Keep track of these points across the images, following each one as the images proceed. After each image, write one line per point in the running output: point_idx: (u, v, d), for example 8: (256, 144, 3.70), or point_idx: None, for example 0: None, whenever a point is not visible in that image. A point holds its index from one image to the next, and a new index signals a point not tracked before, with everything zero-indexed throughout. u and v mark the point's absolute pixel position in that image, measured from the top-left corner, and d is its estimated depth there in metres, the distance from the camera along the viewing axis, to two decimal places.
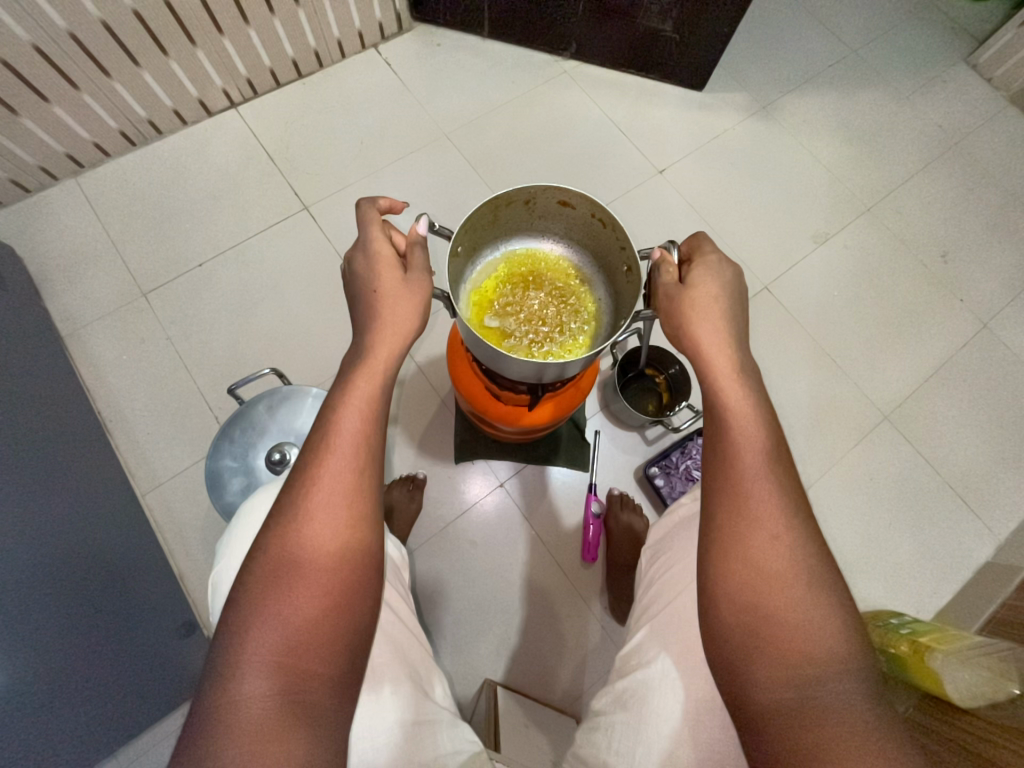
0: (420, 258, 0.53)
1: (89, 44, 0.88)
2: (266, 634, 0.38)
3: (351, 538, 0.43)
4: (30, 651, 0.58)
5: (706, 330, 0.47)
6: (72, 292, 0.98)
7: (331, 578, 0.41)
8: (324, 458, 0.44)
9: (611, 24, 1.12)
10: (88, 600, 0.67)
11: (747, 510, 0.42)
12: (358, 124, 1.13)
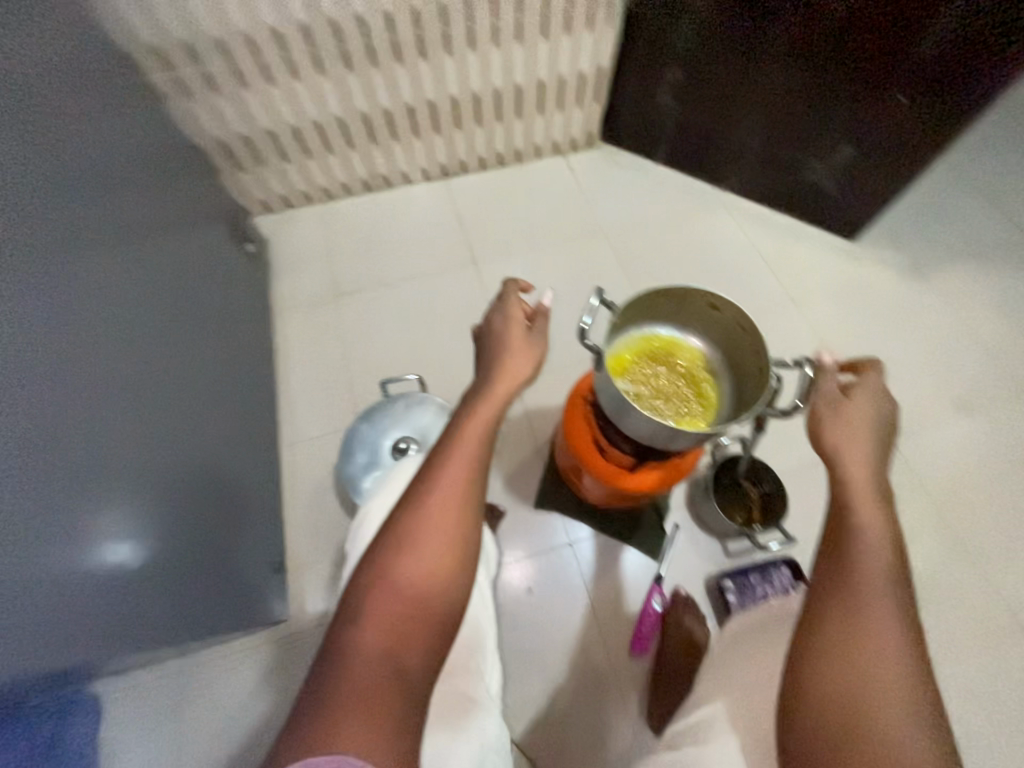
0: (540, 326, 0.66)
1: (372, 122, 1.20)
2: (383, 600, 0.47)
3: (458, 540, 0.51)
4: (175, 546, 0.72)
5: (848, 444, 0.51)
6: (289, 284, 1.27)
7: (436, 570, 0.49)
8: (449, 468, 0.53)
9: (776, 171, 1.26)
10: (213, 513, 0.81)
11: (862, 632, 0.42)
12: (535, 209, 1.37)
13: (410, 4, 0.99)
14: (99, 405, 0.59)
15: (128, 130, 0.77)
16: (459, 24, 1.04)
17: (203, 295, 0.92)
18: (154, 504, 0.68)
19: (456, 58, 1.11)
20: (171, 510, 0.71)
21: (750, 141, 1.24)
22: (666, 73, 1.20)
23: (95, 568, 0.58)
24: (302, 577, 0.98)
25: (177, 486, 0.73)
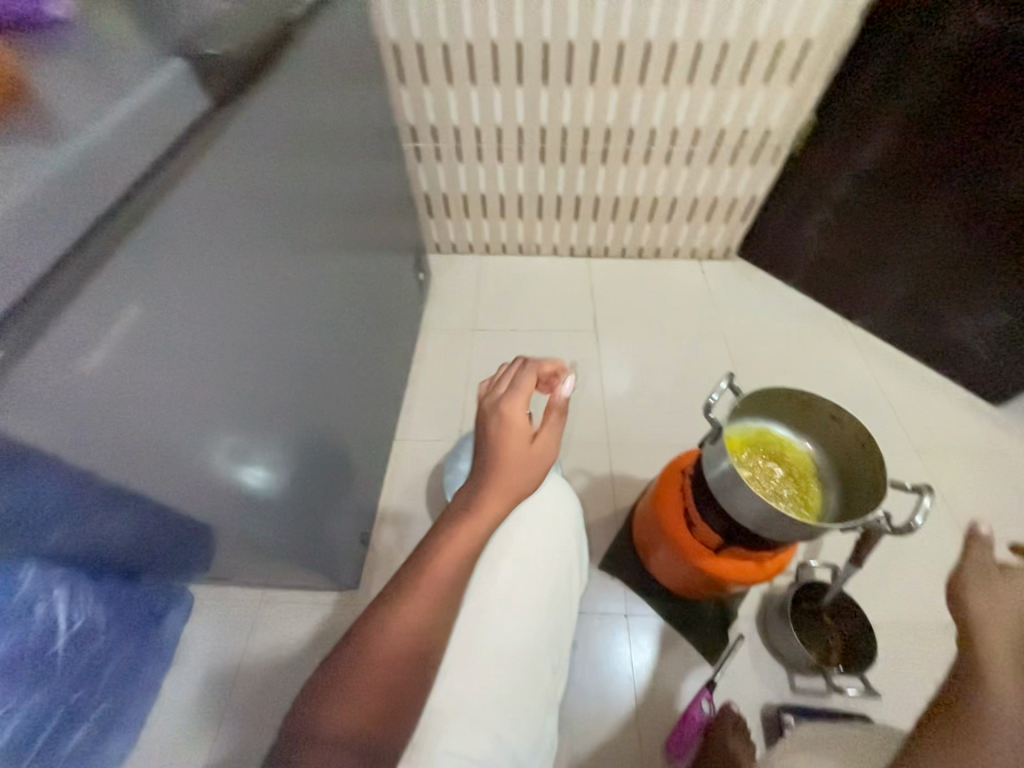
0: (544, 428, 0.56)
1: (545, 204, 1.44)
2: (355, 685, 0.40)
3: (445, 627, 0.43)
4: (314, 486, 0.86)
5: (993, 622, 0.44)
6: (438, 312, 1.50)
7: (416, 651, 0.42)
8: (449, 550, 0.45)
9: (914, 320, 1.28)
10: (334, 476, 0.95)
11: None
12: (663, 301, 1.50)
13: (607, 126, 1.22)
14: (314, 359, 0.78)
15: (376, 182, 1.05)
16: (641, 145, 1.26)
17: (384, 304, 1.15)
18: (303, 452, 0.81)
19: (630, 168, 1.32)
20: (321, 457, 0.88)
21: (893, 285, 1.27)
22: (817, 212, 1.31)
23: (251, 486, 0.70)
24: (378, 559, 1.08)
25: (329, 442, 0.90)
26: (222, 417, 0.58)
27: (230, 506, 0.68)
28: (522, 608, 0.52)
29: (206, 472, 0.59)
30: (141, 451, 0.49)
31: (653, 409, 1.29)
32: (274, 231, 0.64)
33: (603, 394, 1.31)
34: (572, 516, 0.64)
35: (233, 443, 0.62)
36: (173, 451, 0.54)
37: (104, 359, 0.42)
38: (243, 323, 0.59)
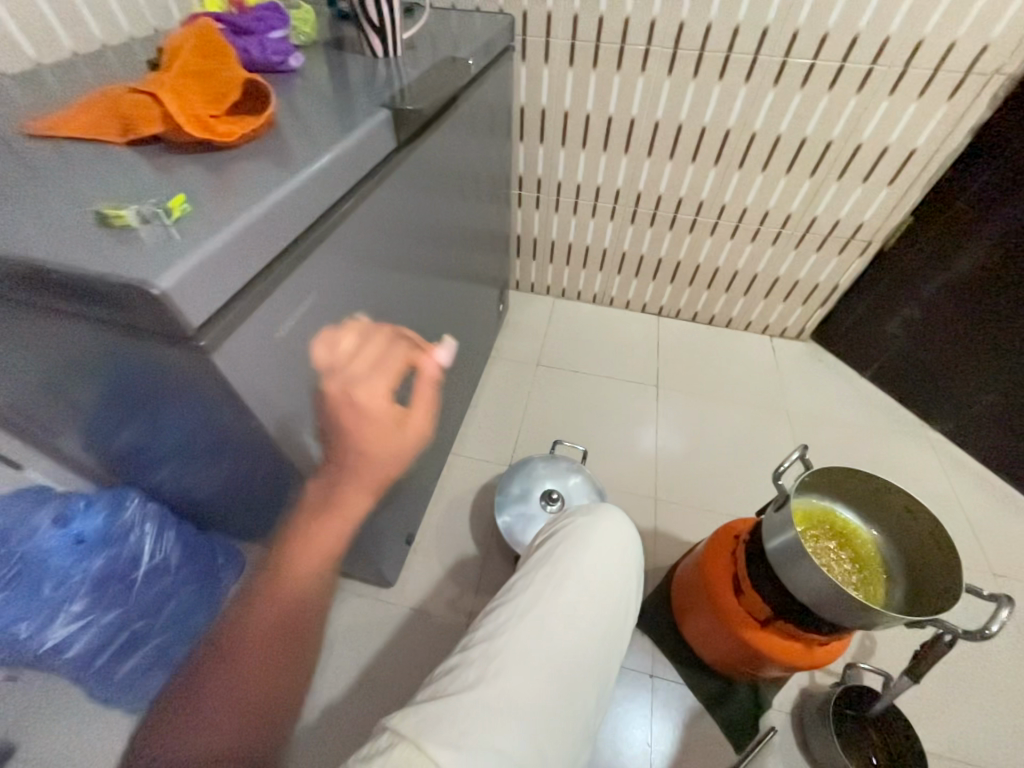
0: (411, 420, 0.55)
1: (627, 261, 1.53)
2: (228, 657, 0.52)
3: (310, 607, 0.54)
4: (385, 480, 0.93)
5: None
6: (509, 342, 1.59)
7: (275, 629, 0.53)
8: (296, 548, 0.55)
9: (1001, 433, 1.22)
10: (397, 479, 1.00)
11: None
12: (729, 369, 1.51)
13: (700, 199, 1.31)
14: None
15: (484, 219, 1.18)
16: (731, 220, 1.33)
17: (468, 327, 1.25)
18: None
19: (716, 240, 1.39)
20: (395, 455, 0.95)
21: (980, 394, 1.23)
22: (903, 309, 1.30)
23: (333, 478, 0.71)
24: (416, 563, 1.12)
25: None
26: None
27: (312, 492, 0.71)
28: (581, 630, 0.53)
29: (308, 459, 0.63)
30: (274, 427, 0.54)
31: (706, 473, 1.28)
32: (408, 252, 0.75)
33: (658, 448, 1.33)
34: (638, 555, 0.64)
35: None
36: (290, 433, 0.57)
37: (285, 330, 0.50)
38: (373, 321, 0.68)
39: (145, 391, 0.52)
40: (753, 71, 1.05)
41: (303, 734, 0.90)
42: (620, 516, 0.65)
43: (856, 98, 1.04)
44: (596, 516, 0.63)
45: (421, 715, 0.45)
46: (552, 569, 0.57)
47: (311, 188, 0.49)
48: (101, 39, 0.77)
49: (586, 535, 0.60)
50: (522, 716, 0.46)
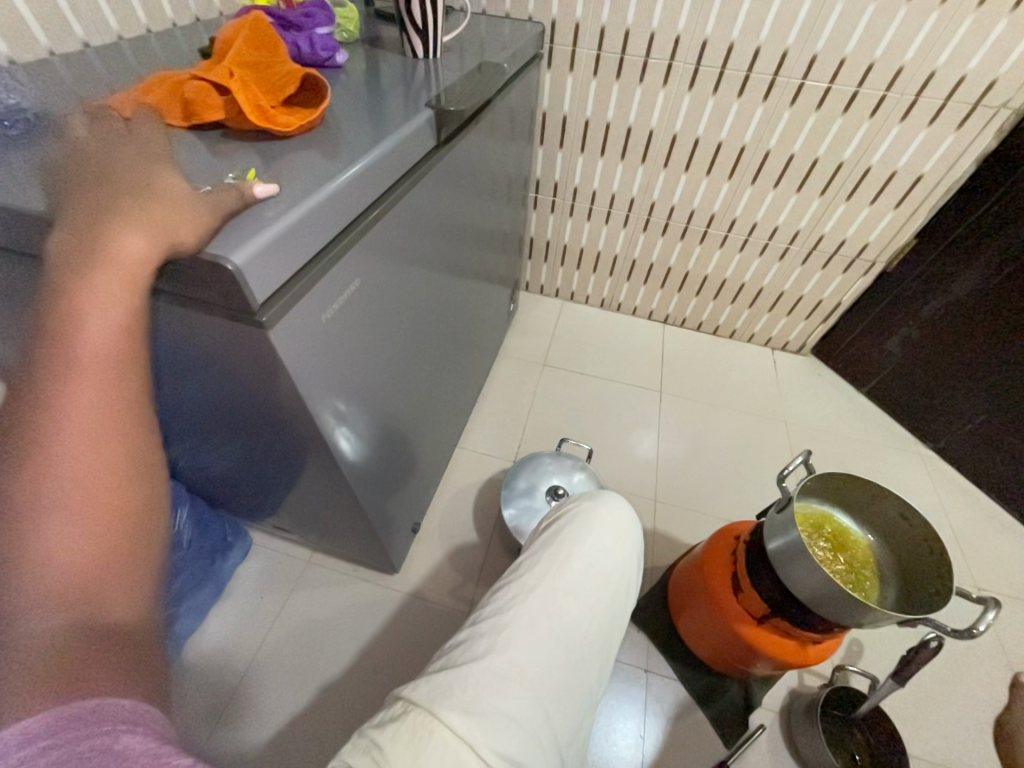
0: (113, 235, 0.36)
1: (638, 268, 1.56)
2: (44, 480, 0.29)
3: (140, 378, 0.36)
4: (398, 467, 0.95)
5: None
6: (518, 341, 1.62)
7: (117, 413, 0.33)
8: (80, 309, 0.34)
9: (992, 453, 1.27)
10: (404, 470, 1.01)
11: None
12: (731, 379, 1.55)
13: (712, 211, 1.34)
14: (426, 356, 0.90)
15: (501, 219, 1.21)
16: (740, 234, 1.37)
17: (481, 322, 1.27)
18: (395, 437, 0.88)
19: (725, 252, 1.43)
20: (408, 444, 0.97)
21: (972, 414, 1.27)
22: (902, 328, 1.34)
23: (349, 463, 0.72)
24: (419, 550, 1.14)
25: (417, 431, 1.00)
26: (369, 385, 0.69)
27: (330, 474, 0.73)
28: (585, 608, 0.55)
29: (332, 442, 0.64)
30: (309, 408, 0.56)
31: (705, 477, 1.31)
32: (434, 247, 0.78)
33: (659, 451, 1.36)
34: (639, 540, 0.66)
35: (368, 409, 0.72)
36: (322, 415, 0.59)
37: (328, 315, 0.52)
38: (401, 311, 0.71)
39: (183, 362, 0.54)
40: (771, 91, 1.09)
41: (303, 711, 0.92)
42: (622, 502, 0.67)
43: (868, 122, 1.08)
44: (598, 502, 0.66)
45: (432, 685, 0.47)
46: (557, 550, 0.59)
47: (360, 180, 0.51)
48: (147, 24, 0.79)
49: (590, 519, 0.63)
50: (528, 684, 0.48)
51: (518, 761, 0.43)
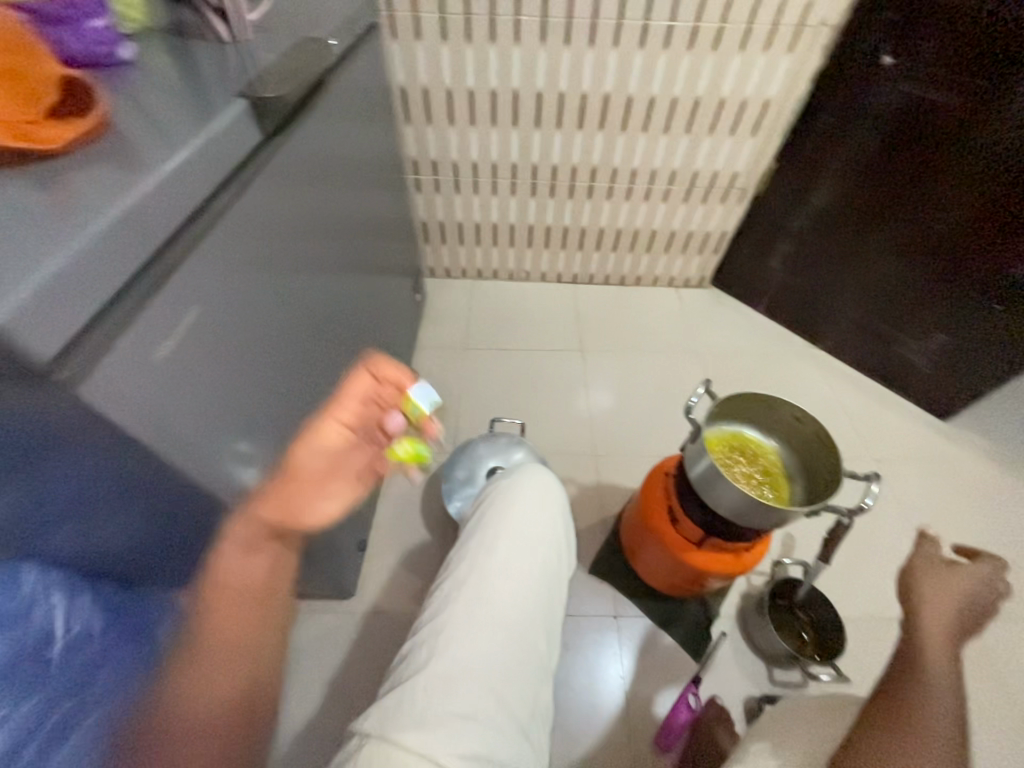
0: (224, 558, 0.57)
1: (535, 233, 1.56)
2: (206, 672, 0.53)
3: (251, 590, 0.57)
4: (323, 494, 0.89)
5: (936, 607, 0.58)
6: (432, 329, 1.58)
7: (258, 606, 0.58)
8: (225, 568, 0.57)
9: (869, 343, 1.41)
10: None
11: (913, 759, 0.48)
12: (643, 323, 1.61)
13: (592, 164, 1.35)
14: (327, 372, 0.84)
15: (382, 208, 1.14)
16: (624, 183, 1.40)
17: (386, 319, 1.22)
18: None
19: (613, 203, 1.45)
20: None
21: (848, 311, 1.41)
22: (778, 246, 1.46)
23: (255, 497, 0.67)
24: (371, 566, 1.10)
25: None
26: (257, 418, 0.63)
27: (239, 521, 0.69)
28: (523, 580, 0.55)
29: (225, 489, 0.60)
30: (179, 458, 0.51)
31: (636, 423, 1.37)
32: (301, 251, 0.71)
33: (590, 407, 1.39)
34: (563, 502, 0.67)
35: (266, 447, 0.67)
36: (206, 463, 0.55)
37: (167, 351, 0.46)
38: (277, 327, 0.65)
39: None
40: (620, 35, 1.09)
41: (283, 761, 0.88)
42: (541, 470, 0.67)
43: (714, 55, 1.12)
44: (519, 474, 0.65)
45: (380, 710, 0.45)
46: (483, 533, 0.58)
47: (164, 189, 0.44)
48: None
49: (512, 491, 0.62)
50: (476, 674, 0.47)
51: (480, 753, 0.43)
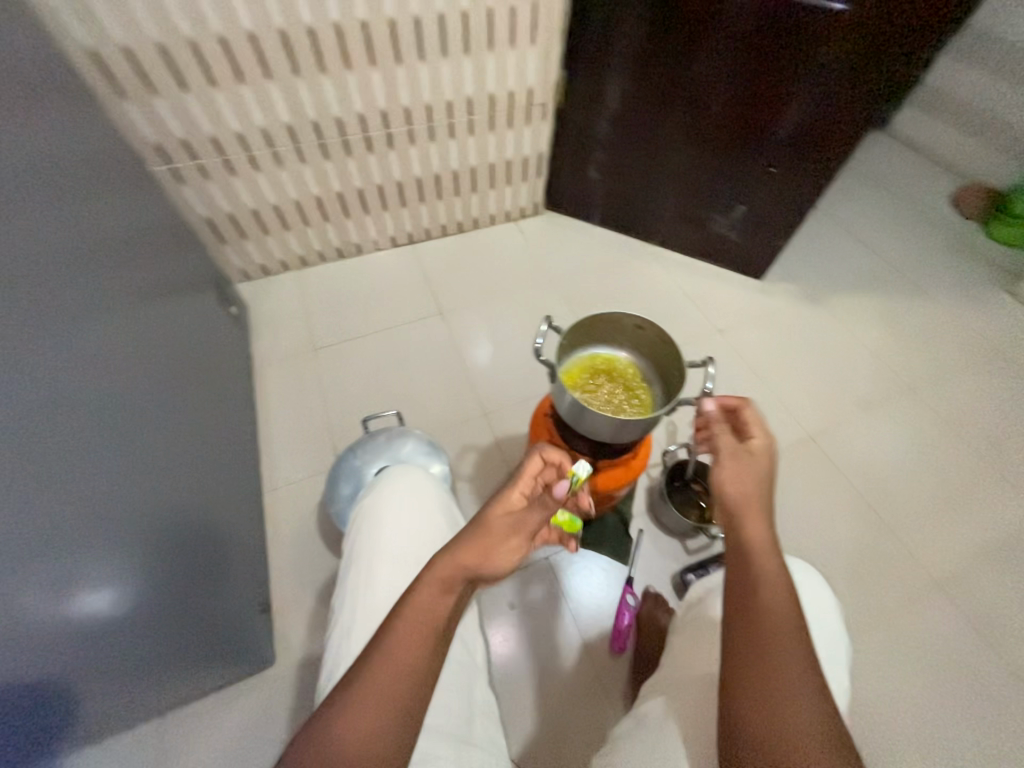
0: None
1: (347, 199, 1.41)
2: None
3: None
4: (186, 570, 0.79)
5: (752, 499, 0.55)
6: (268, 339, 1.39)
7: None
8: None
9: (690, 227, 1.52)
10: (202, 556, 0.84)
11: (778, 707, 0.44)
12: (492, 266, 1.57)
13: (380, 109, 1.23)
14: (129, 435, 0.70)
15: (142, 215, 0.92)
16: (421, 122, 1.29)
17: (198, 346, 1.03)
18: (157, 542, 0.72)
19: (419, 147, 1.35)
20: (187, 533, 0.80)
21: (665, 203, 1.50)
22: (592, 154, 1.47)
23: (92, 617, 0.60)
24: (284, 618, 0.99)
25: (192, 509, 0.82)
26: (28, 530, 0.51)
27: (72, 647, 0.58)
28: None
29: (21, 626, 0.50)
30: None
31: (514, 368, 1.36)
32: (5, 301, 0.54)
33: (464, 368, 1.34)
34: (441, 498, 0.71)
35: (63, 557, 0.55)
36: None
37: None
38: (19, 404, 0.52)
39: None
40: None
41: None
42: (412, 471, 0.72)
43: None
44: (378, 504, 0.68)
45: None
46: (369, 555, 0.63)
47: None
48: None
49: (375, 527, 0.66)
50: None
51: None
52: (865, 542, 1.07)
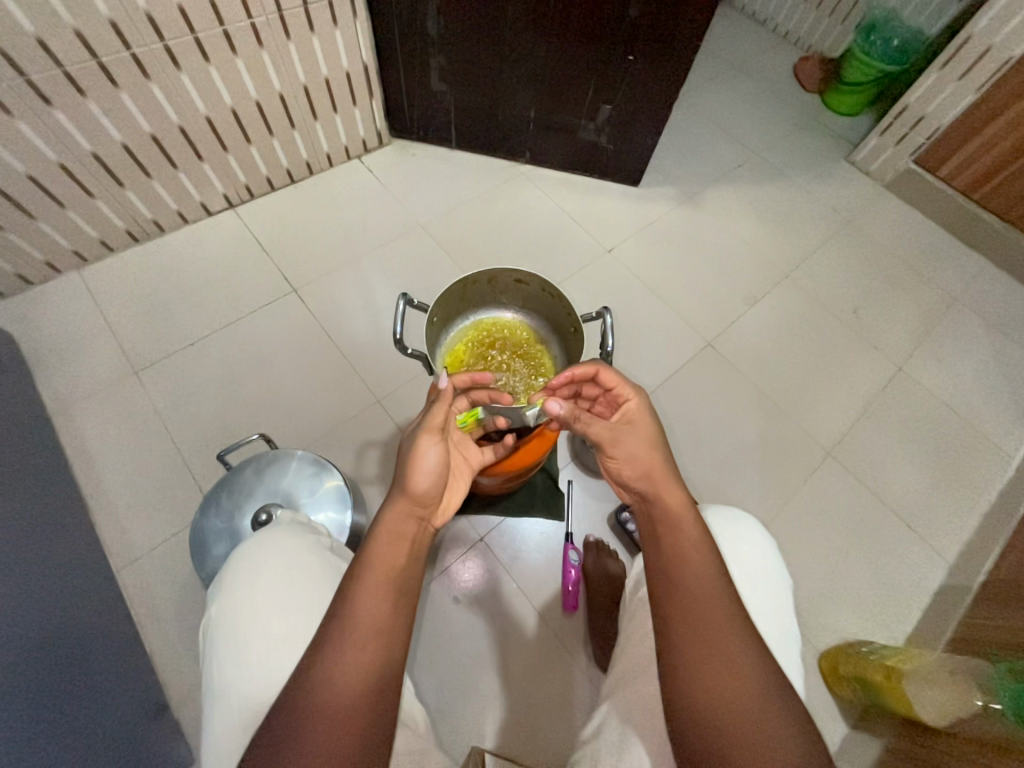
0: None
1: (110, 162, 1.03)
2: None
3: None
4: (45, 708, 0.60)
5: (657, 468, 0.56)
6: (64, 373, 1.05)
7: None
8: None
9: (558, 138, 1.36)
10: (61, 682, 0.65)
11: (719, 672, 0.47)
12: (343, 220, 1.29)
13: (107, 20, 0.86)
14: None
15: None
16: (181, 34, 0.93)
17: None
18: None
19: (191, 73, 1.00)
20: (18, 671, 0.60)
21: (527, 112, 1.30)
22: (429, 58, 1.20)
23: None
24: (195, 702, 0.83)
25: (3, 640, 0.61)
26: None
27: None
28: None
29: None
30: None
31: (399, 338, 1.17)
32: None
33: (339, 351, 1.13)
34: (326, 561, 0.59)
35: None
36: None
37: None
38: None
39: None
40: None
41: None
42: (288, 536, 0.59)
43: None
44: (238, 598, 0.54)
45: None
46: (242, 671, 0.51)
47: None
48: None
49: (242, 629, 0.52)
50: None
51: None
52: (766, 433, 1.14)
